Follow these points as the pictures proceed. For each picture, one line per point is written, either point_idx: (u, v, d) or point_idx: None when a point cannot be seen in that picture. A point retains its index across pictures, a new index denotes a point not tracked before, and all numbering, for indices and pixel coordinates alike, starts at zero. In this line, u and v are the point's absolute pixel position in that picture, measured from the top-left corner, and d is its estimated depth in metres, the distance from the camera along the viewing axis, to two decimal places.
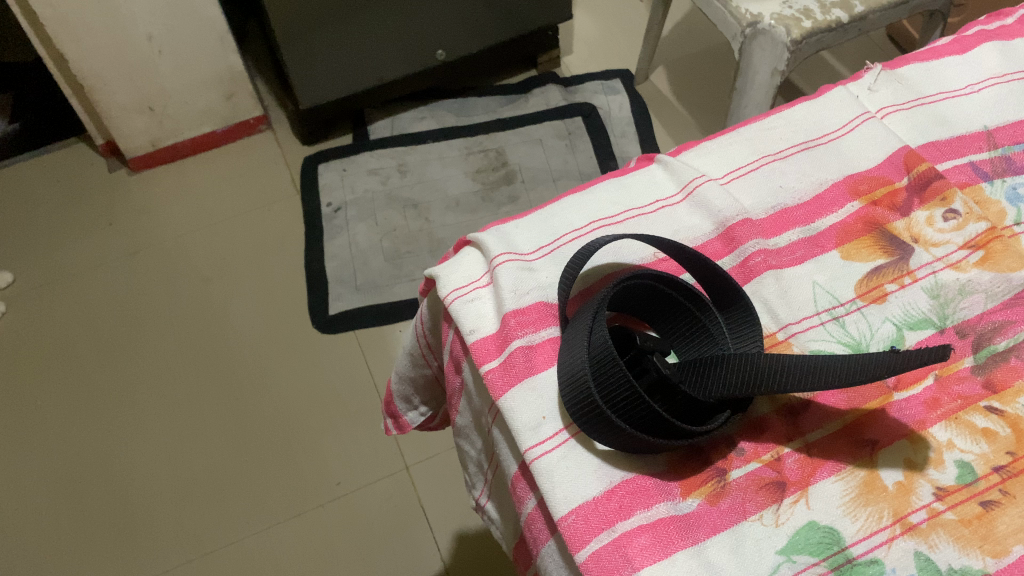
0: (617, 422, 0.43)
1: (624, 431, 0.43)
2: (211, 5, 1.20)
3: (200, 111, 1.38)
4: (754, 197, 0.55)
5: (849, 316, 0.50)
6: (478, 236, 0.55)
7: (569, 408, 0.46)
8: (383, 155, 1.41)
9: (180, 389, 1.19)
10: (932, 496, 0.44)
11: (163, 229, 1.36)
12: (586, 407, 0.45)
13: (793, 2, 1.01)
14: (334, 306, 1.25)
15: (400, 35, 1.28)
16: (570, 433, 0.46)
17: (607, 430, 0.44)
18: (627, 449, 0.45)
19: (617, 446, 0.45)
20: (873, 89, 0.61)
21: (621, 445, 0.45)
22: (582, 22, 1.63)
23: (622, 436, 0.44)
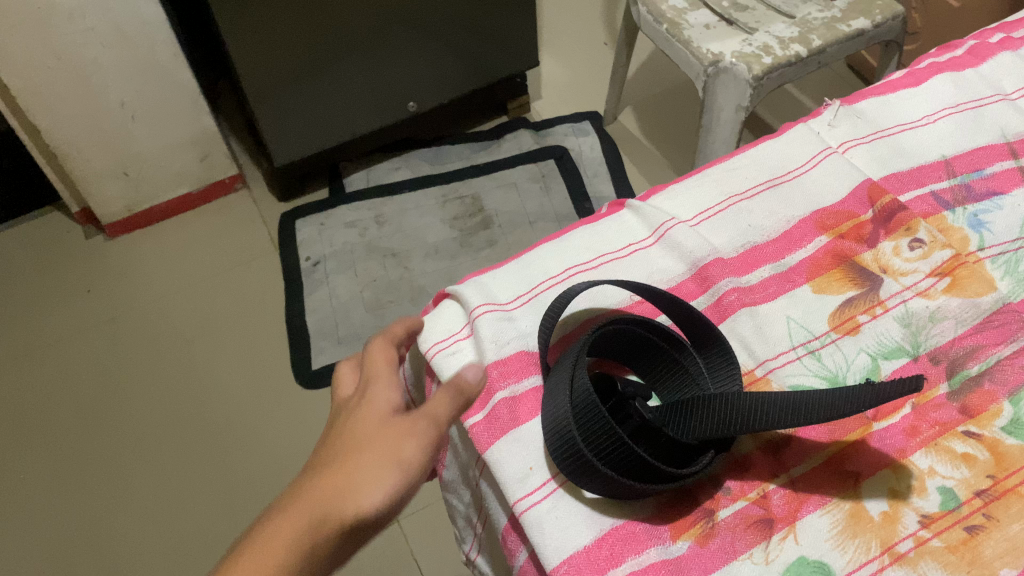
0: (602, 470, 0.44)
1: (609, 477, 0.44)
2: (182, 69, 1.22)
3: (176, 173, 1.39)
4: (724, 236, 0.57)
5: (825, 348, 0.51)
6: (456, 288, 0.56)
7: (555, 458, 0.46)
8: (360, 207, 1.42)
9: (165, 453, 1.18)
10: (917, 524, 0.44)
11: (143, 292, 1.36)
12: (569, 455, 0.45)
13: (752, 40, 1.04)
14: (317, 360, 1.24)
15: (371, 88, 1.30)
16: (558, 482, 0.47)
17: (593, 478, 0.45)
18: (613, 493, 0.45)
19: (604, 493, 0.45)
20: (833, 125, 0.63)
21: (608, 491, 0.45)
22: (551, 68, 1.65)
23: (608, 483, 0.44)
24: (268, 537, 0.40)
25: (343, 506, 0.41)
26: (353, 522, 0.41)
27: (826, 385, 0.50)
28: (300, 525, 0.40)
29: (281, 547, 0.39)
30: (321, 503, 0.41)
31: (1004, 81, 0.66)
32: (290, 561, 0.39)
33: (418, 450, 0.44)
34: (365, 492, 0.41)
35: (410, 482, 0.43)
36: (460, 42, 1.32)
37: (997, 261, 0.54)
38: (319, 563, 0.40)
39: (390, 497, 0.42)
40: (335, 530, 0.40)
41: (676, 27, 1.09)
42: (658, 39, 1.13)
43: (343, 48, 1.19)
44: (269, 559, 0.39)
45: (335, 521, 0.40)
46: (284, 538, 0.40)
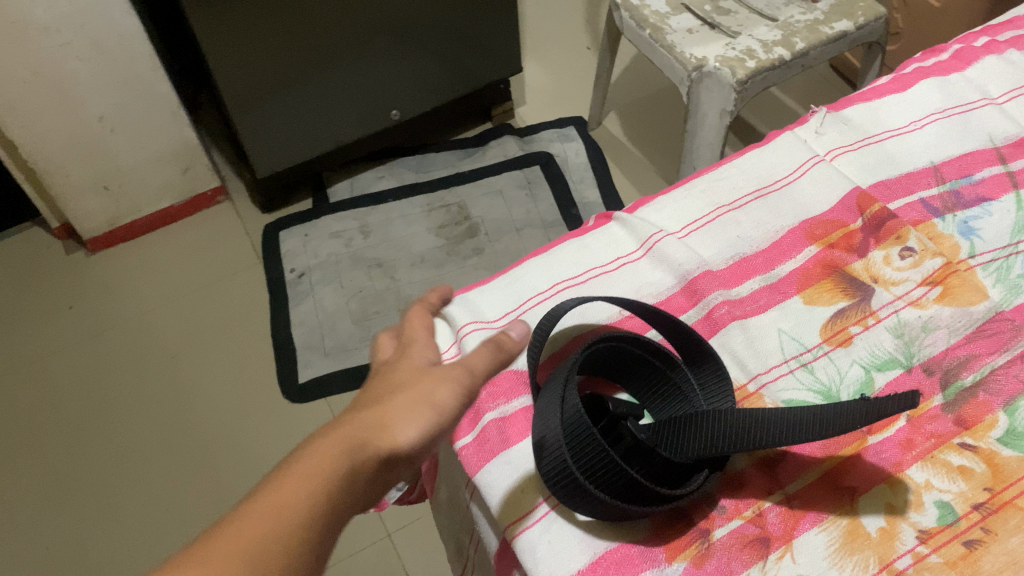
0: (596, 493, 0.43)
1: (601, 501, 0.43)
2: (163, 81, 1.20)
3: (158, 187, 1.36)
4: (713, 248, 0.56)
5: (818, 361, 0.50)
6: (442, 305, 0.55)
7: (547, 481, 0.45)
8: (344, 217, 1.39)
9: (151, 475, 1.14)
10: (915, 539, 0.44)
11: (126, 308, 1.31)
12: (560, 477, 0.44)
13: (736, 44, 1.03)
14: (304, 374, 1.21)
15: (353, 97, 1.28)
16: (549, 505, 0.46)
17: (586, 501, 0.44)
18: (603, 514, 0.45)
19: (597, 516, 0.44)
20: (821, 132, 0.63)
21: (601, 514, 0.44)
22: (534, 74, 1.64)
23: (601, 506, 0.43)
24: (305, 457, 0.36)
25: (377, 440, 0.37)
26: (386, 457, 0.37)
27: (820, 398, 0.49)
28: (337, 451, 0.36)
29: (319, 467, 0.35)
30: (356, 434, 0.37)
31: (989, 85, 0.65)
32: (330, 483, 0.35)
33: (454, 392, 0.40)
34: (401, 426, 0.38)
35: (444, 425, 0.40)
36: (442, 49, 1.30)
37: (988, 268, 0.54)
38: (355, 495, 0.36)
39: (425, 434, 0.39)
40: (370, 462, 0.37)
41: (659, 32, 1.09)
42: (641, 44, 1.12)
43: (325, 58, 1.18)
44: (308, 477, 0.35)
45: (370, 452, 0.37)
46: (321, 461, 0.36)
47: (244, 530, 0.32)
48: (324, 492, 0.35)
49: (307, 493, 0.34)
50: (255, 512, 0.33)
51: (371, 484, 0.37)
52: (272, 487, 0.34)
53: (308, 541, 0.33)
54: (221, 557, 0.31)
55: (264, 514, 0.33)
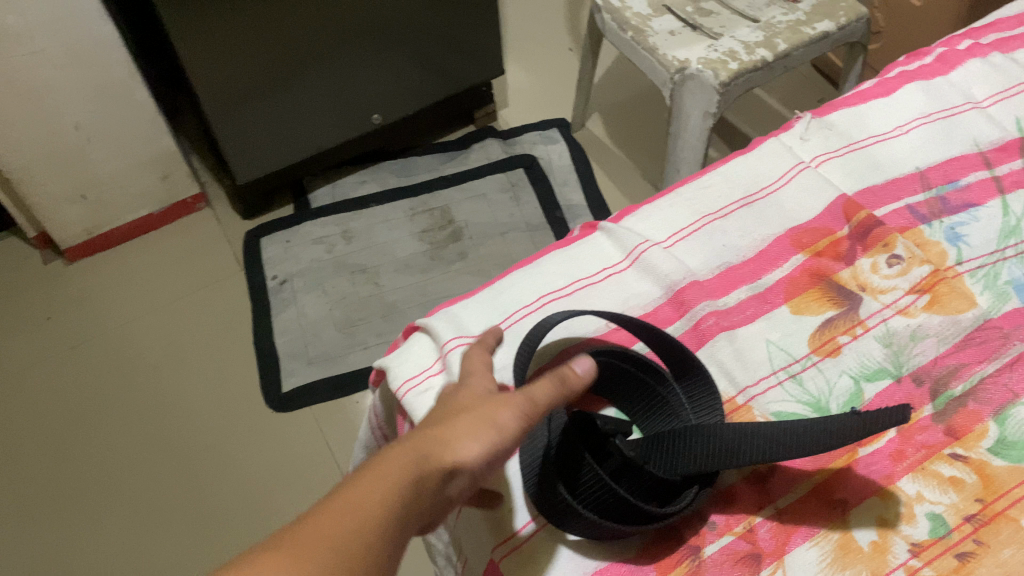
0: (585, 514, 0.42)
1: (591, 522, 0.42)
2: (141, 88, 1.16)
3: (137, 195, 1.32)
4: (700, 258, 0.55)
5: (806, 371, 0.50)
6: (426, 321, 0.54)
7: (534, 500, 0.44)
8: (326, 222, 1.37)
9: (133, 488, 1.10)
10: (907, 553, 0.43)
11: (105, 318, 1.28)
12: (549, 498, 0.43)
13: (718, 46, 1.03)
14: (288, 382, 1.18)
15: (333, 102, 1.27)
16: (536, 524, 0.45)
17: (576, 522, 0.43)
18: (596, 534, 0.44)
19: (587, 536, 0.44)
20: (806, 138, 0.62)
21: (591, 535, 0.43)
22: (516, 76, 1.63)
23: (591, 527, 0.43)
24: (374, 466, 0.36)
25: (443, 456, 0.38)
26: (450, 473, 0.38)
27: (809, 410, 0.48)
28: (405, 462, 0.37)
29: (389, 475, 0.36)
30: (422, 448, 0.38)
31: (974, 88, 0.65)
32: (398, 491, 0.35)
33: (516, 413, 0.40)
34: (464, 442, 0.39)
35: (505, 445, 0.40)
36: (423, 53, 1.29)
37: (976, 275, 0.53)
38: (421, 506, 0.36)
39: (488, 451, 0.39)
40: (435, 475, 0.37)
41: (641, 35, 1.08)
42: (623, 47, 1.12)
43: (304, 63, 1.17)
44: (379, 483, 0.35)
45: (435, 465, 0.37)
46: (388, 471, 0.36)
47: (316, 531, 0.33)
48: (394, 498, 0.35)
49: (377, 499, 0.35)
50: (326, 514, 0.34)
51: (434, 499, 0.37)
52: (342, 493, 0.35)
53: (378, 545, 0.33)
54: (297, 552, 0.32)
55: (338, 517, 0.33)
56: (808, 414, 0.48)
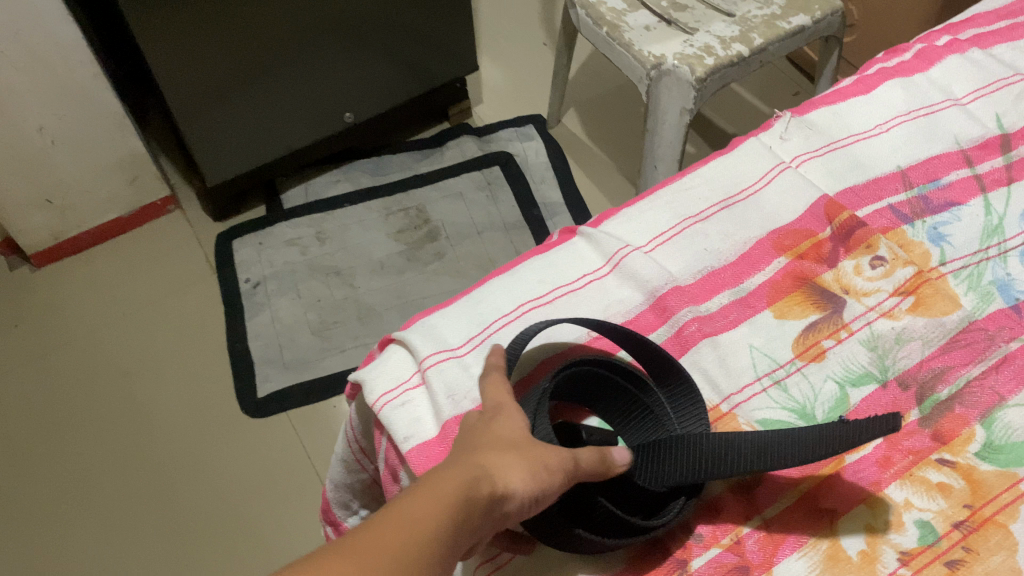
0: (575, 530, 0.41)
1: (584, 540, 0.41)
2: (106, 91, 1.12)
3: (105, 199, 1.28)
4: (681, 262, 0.54)
5: (791, 378, 0.49)
6: (402, 333, 0.52)
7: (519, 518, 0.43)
8: (300, 223, 1.35)
9: (105, 501, 1.07)
10: (897, 562, 0.42)
11: (74, 326, 1.25)
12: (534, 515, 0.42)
13: (694, 41, 1.02)
14: (263, 388, 1.16)
15: (304, 100, 1.25)
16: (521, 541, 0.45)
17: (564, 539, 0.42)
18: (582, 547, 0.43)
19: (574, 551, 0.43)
20: (785, 138, 0.61)
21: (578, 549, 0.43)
22: (491, 72, 1.61)
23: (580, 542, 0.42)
24: (425, 488, 0.35)
25: (491, 489, 0.36)
26: (496, 507, 0.36)
27: (795, 417, 0.48)
28: (455, 490, 0.35)
29: (439, 502, 0.34)
30: (472, 476, 0.36)
31: (954, 86, 0.64)
32: (447, 520, 0.34)
33: (563, 459, 0.39)
34: (510, 479, 0.37)
35: (549, 487, 0.38)
36: (394, 50, 1.27)
37: (959, 276, 0.53)
38: (465, 538, 0.35)
39: (533, 490, 0.38)
40: (483, 509, 0.36)
41: (616, 30, 1.07)
42: (598, 43, 1.10)
43: (274, 61, 1.14)
44: (428, 512, 0.34)
45: (484, 498, 0.36)
46: (444, 489, 0.35)
47: (368, 555, 0.32)
48: (443, 528, 0.34)
49: (426, 527, 0.34)
50: (374, 537, 0.33)
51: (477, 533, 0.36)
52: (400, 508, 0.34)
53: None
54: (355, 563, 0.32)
55: (394, 532, 0.33)
56: (794, 422, 0.47)
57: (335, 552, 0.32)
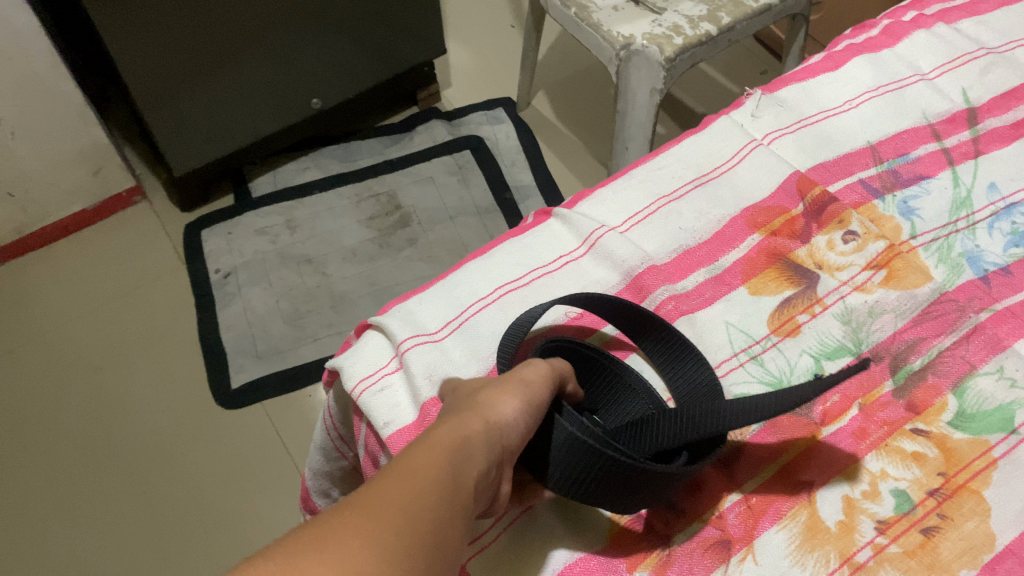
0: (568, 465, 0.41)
1: (558, 432, 0.41)
2: (65, 80, 1.09)
3: (68, 191, 1.26)
4: (656, 241, 0.54)
5: (767, 353, 0.49)
6: (379, 319, 0.52)
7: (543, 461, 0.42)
8: (269, 212, 1.33)
9: (80, 497, 1.05)
10: (873, 531, 0.43)
11: (40, 321, 1.23)
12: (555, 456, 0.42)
13: (662, 20, 1.02)
14: (236, 379, 1.15)
15: (271, 86, 1.23)
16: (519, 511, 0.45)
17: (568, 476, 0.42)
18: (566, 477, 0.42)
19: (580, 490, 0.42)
20: (756, 115, 0.62)
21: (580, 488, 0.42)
22: (458, 55, 1.60)
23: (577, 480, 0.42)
24: (418, 445, 0.34)
25: (486, 424, 0.37)
26: (495, 441, 0.37)
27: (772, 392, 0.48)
28: (448, 437, 0.35)
29: (438, 450, 0.34)
30: (463, 418, 0.37)
31: (920, 61, 0.65)
32: (451, 462, 0.34)
33: (543, 372, 0.41)
34: (503, 402, 0.38)
35: (539, 408, 0.40)
36: (361, 33, 1.25)
37: (929, 249, 0.54)
38: (477, 475, 0.35)
39: (526, 414, 0.39)
40: (483, 440, 0.36)
41: (584, 11, 1.06)
42: (566, 23, 1.10)
43: (238, 45, 1.12)
44: (430, 459, 0.33)
45: (480, 431, 0.36)
46: (441, 438, 0.35)
47: (387, 501, 0.30)
48: (449, 470, 0.33)
49: (434, 471, 0.32)
50: (383, 487, 0.31)
51: (488, 470, 0.36)
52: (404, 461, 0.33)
53: (446, 515, 0.31)
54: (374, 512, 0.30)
55: (407, 478, 0.32)
56: None
57: (342, 513, 0.30)
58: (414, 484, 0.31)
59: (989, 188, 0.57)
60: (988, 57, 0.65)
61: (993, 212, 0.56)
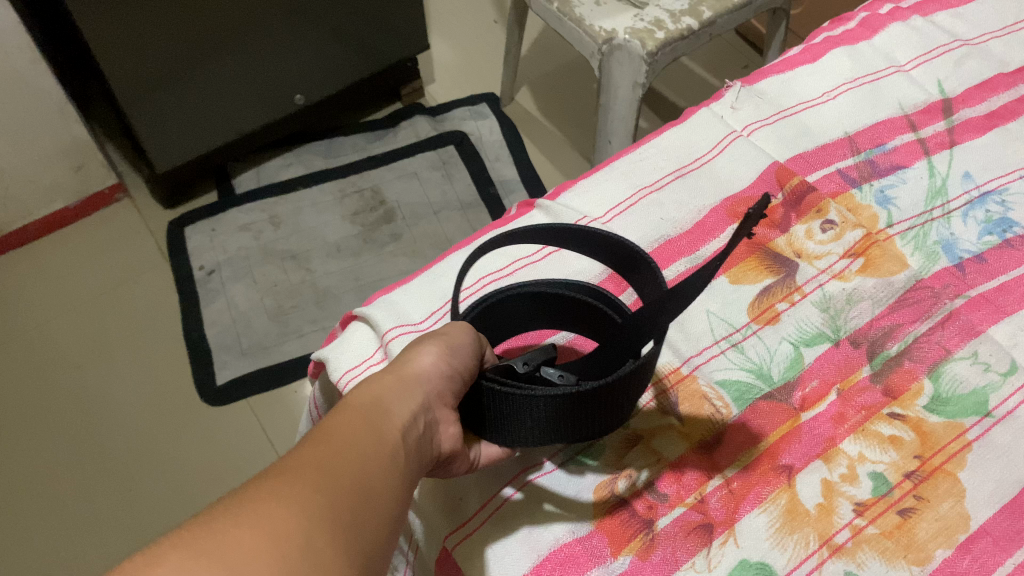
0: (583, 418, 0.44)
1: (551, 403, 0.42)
2: (43, 76, 1.08)
3: (49, 188, 1.25)
4: (637, 231, 0.55)
5: (747, 340, 0.51)
6: (364, 310, 0.52)
7: (552, 433, 0.44)
8: (253, 208, 1.33)
9: (64, 496, 1.05)
10: (852, 513, 0.44)
11: (22, 320, 1.22)
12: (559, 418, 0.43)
13: (644, 15, 1.02)
14: (221, 375, 1.15)
15: (252, 82, 1.23)
16: (518, 486, 0.45)
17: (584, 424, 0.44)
18: (554, 435, 0.44)
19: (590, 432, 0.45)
20: (736, 107, 0.63)
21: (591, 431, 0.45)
22: (442, 51, 1.60)
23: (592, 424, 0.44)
24: (337, 413, 0.38)
25: (402, 381, 0.41)
26: (413, 394, 0.41)
27: (752, 377, 0.49)
28: (362, 402, 0.39)
29: (354, 416, 0.38)
30: (378, 383, 0.41)
31: (897, 52, 0.66)
32: (367, 422, 0.38)
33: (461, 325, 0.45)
34: (418, 354, 0.42)
35: (460, 352, 0.43)
36: (343, 29, 1.25)
37: (906, 237, 0.55)
38: (400, 427, 0.39)
39: (446, 360, 0.42)
40: (401, 398, 0.40)
41: (566, 5, 1.06)
42: (549, 18, 1.10)
43: (218, 41, 1.11)
44: (347, 421, 0.37)
45: (397, 392, 0.40)
46: (360, 404, 0.39)
47: (312, 461, 0.34)
48: (366, 428, 0.37)
49: (351, 430, 0.37)
50: (309, 450, 0.35)
51: (413, 419, 0.40)
52: (327, 425, 0.37)
53: (369, 466, 0.35)
54: (305, 474, 0.33)
55: (331, 441, 0.35)
56: (751, 381, 0.49)
57: (264, 480, 0.33)
58: (338, 445, 0.35)
59: (964, 177, 0.58)
60: (963, 49, 0.66)
61: (968, 201, 0.57)
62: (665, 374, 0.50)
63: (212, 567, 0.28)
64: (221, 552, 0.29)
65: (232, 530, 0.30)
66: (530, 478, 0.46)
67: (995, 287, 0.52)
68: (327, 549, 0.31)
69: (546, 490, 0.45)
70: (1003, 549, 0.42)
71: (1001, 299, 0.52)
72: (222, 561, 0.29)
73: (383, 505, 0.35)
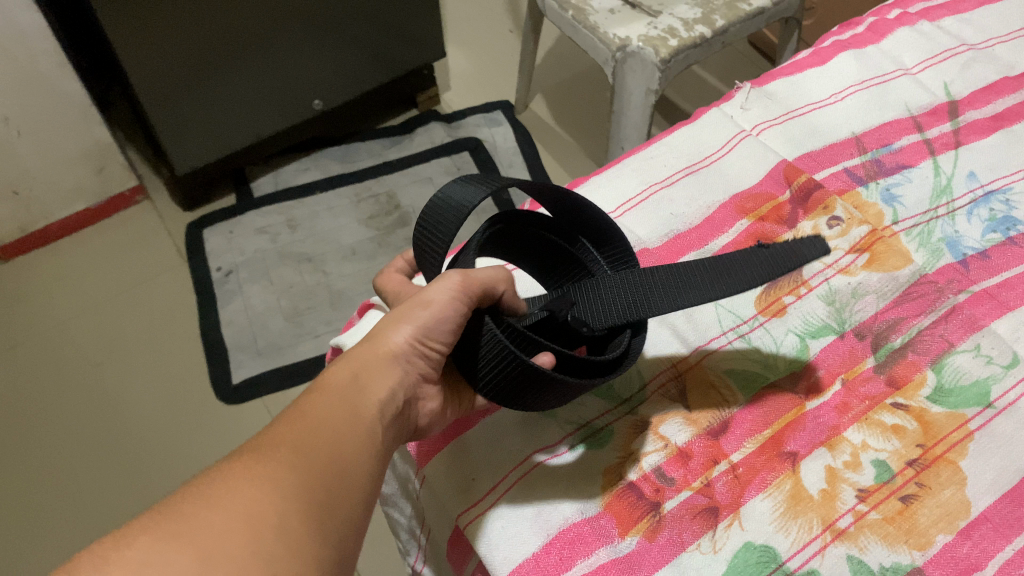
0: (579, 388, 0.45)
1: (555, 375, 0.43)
2: (69, 79, 1.11)
3: (70, 190, 1.27)
4: (648, 226, 0.57)
5: (754, 332, 0.52)
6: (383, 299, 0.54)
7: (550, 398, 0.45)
8: (270, 211, 1.35)
9: (80, 490, 1.07)
10: (855, 498, 0.45)
11: (43, 319, 1.24)
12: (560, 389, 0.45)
13: (658, 23, 1.04)
14: (236, 375, 1.17)
15: (272, 88, 1.25)
16: (524, 470, 0.46)
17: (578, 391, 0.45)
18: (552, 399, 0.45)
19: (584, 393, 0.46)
20: (746, 108, 0.64)
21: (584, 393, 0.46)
22: (458, 60, 1.63)
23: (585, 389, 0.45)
24: (314, 395, 0.39)
25: (376, 361, 0.42)
26: (389, 371, 0.42)
27: (759, 366, 0.50)
28: (340, 381, 0.40)
29: (331, 396, 0.39)
30: (353, 361, 0.42)
31: (904, 56, 0.68)
32: (343, 401, 0.39)
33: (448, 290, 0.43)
34: (392, 333, 0.43)
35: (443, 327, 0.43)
36: (360, 36, 1.27)
37: (911, 233, 0.56)
38: (376, 405, 0.41)
39: (417, 341, 0.44)
40: (380, 377, 0.42)
41: (581, 14, 1.08)
42: (563, 26, 1.11)
43: (239, 45, 1.14)
44: (323, 402, 0.38)
45: (376, 370, 0.42)
46: (333, 383, 0.40)
47: (287, 441, 0.35)
48: (343, 408, 0.39)
49: (325, 409, 0.38)
50: (287, 432, 0.36)
51: (393, 396, 0.42)
52: (303, 404, 0.38)
53: (346, 445, 0.37)
54: (274, 455, 0.34)
55: (303, 421, 0.37)
56: (758, 371, 0.50)
57: (233, 461, 0.34)
58: (315, 427, 0.37)
59: (969, 177, 0.59)
60: (970, 53, 0.67)
61: (972, 200, 0.58)
62: (675, 364, 0.51)
63: (187, 550, 0.29)
64: (194, 535, 0.30)
65: (205, 512, 0.31)
66: (539, 461, 0.47)
67: (998, 283, 0.54)
68: (299, 527, 0.32)
69: (553, 471, 0.46)
70: (1003, 536, 0.43)
71: (1004, 294, 0.53)
72: (195, 545, 0.29)
73: (357, 475, 0.37)
